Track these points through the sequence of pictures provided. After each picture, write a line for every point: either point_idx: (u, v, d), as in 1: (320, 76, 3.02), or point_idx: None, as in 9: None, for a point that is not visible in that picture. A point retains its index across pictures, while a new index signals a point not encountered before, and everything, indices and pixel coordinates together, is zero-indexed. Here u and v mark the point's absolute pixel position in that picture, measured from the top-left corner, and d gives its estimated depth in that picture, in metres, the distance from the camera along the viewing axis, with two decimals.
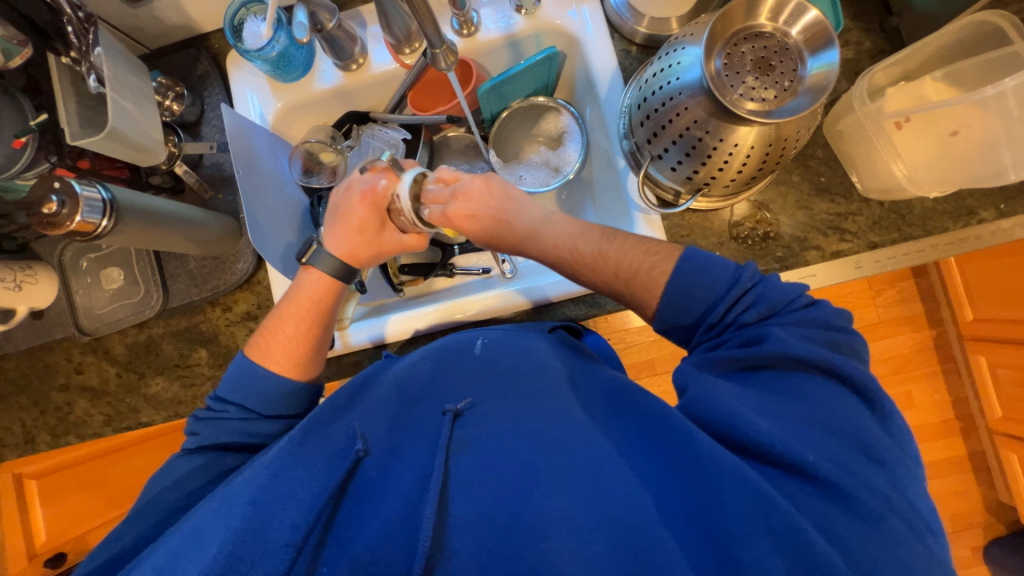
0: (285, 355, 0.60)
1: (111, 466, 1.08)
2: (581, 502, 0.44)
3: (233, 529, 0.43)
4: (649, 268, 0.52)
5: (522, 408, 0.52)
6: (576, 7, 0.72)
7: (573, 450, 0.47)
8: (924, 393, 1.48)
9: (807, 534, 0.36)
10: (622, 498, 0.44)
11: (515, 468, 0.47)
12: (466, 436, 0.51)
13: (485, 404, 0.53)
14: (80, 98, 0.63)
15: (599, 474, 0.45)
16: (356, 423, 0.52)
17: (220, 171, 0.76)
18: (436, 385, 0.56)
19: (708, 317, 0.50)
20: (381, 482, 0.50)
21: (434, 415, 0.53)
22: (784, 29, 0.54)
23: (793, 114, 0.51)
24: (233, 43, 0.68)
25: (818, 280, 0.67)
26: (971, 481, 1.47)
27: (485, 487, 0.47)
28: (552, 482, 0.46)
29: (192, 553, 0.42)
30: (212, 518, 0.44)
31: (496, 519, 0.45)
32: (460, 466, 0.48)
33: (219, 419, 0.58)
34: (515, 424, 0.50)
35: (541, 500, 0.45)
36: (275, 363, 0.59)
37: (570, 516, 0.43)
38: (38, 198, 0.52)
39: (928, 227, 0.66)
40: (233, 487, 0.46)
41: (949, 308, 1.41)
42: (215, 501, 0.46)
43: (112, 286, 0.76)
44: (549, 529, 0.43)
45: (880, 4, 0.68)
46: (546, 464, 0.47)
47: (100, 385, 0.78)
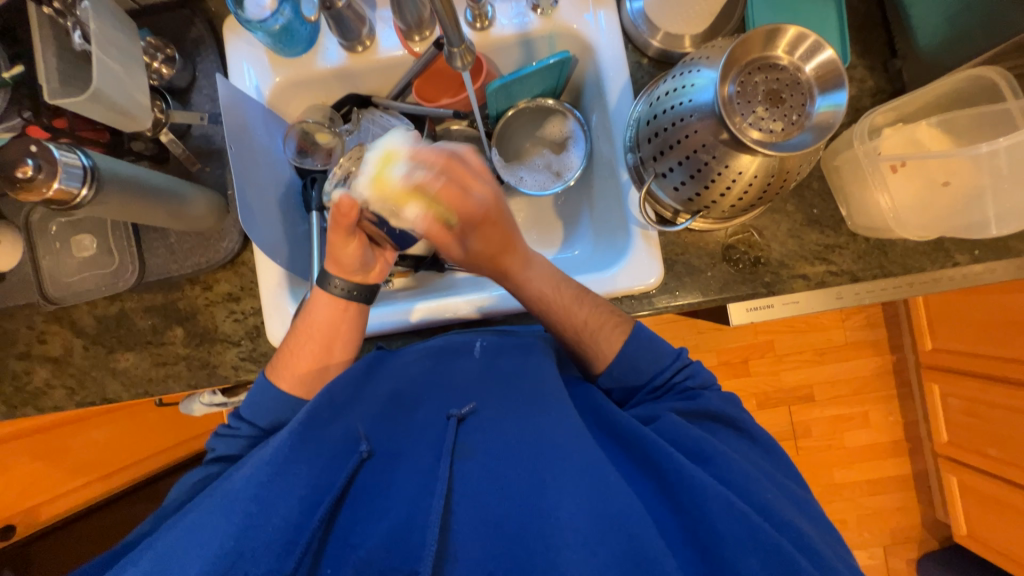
0: (296, 374, 0.60)
1: (71, 437, 1.04)
2: (588, 512, 0.44)
3: (236, 526, 0.43)
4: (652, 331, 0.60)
5: (525, 414, 0.52)
6: (592, 11, 0.71)
7: (576, 461, 0.48)
8: (880, 415, 1.56)
9: (786, 552, 0.42)
10: (627, 510, 0.44)
11: (520, 475, 0.48)
12: (472, 442, 0.51)
13: (488, 410, 0.54)
14: (61, 52, 0.58)
15: (603, 485, 0.46)
16: (358, 424, 0.52)
17: (209, 143, 0.72)
18: (437, 390, 0.56)
19: (654, 381, 0.60)
20: (383, 484, 0.49)
21: (438, 420, 0.53)
22: (798, 64, 0.55)
23: (797, 148, 0.52)
24: (234, 10, 0.65)
25: (800, 306, 0.70)
26: (913, 498, 1.57)
27: (492, 494, 0.47)
28: (561, 492, 0.46)
29: (189, 549, 0.42)
30: (210, 517, 0.44)
31: (504, 524, 0.45)
32: (465, 472, 0.49)
33: (232, 435, 0.60)
34: (520, 431, 0.51)
35: (549, 509, 0.45)
36: (284, 382, 0.59)
37: (580, 528, 0.43)
38: (11, 160, 0.47)
39: (907, 266, 0.69)
40: (232, 485, 0.46)
41: (911, 335, 1.49)
42: (213, 501, 0.45)
43: (83, 254, 0.71)
44: (559, 540, 0.43)
45: (885, 45, 0.70)
46: (552, 473, 0.47)
47: (63, 356, 0.74)
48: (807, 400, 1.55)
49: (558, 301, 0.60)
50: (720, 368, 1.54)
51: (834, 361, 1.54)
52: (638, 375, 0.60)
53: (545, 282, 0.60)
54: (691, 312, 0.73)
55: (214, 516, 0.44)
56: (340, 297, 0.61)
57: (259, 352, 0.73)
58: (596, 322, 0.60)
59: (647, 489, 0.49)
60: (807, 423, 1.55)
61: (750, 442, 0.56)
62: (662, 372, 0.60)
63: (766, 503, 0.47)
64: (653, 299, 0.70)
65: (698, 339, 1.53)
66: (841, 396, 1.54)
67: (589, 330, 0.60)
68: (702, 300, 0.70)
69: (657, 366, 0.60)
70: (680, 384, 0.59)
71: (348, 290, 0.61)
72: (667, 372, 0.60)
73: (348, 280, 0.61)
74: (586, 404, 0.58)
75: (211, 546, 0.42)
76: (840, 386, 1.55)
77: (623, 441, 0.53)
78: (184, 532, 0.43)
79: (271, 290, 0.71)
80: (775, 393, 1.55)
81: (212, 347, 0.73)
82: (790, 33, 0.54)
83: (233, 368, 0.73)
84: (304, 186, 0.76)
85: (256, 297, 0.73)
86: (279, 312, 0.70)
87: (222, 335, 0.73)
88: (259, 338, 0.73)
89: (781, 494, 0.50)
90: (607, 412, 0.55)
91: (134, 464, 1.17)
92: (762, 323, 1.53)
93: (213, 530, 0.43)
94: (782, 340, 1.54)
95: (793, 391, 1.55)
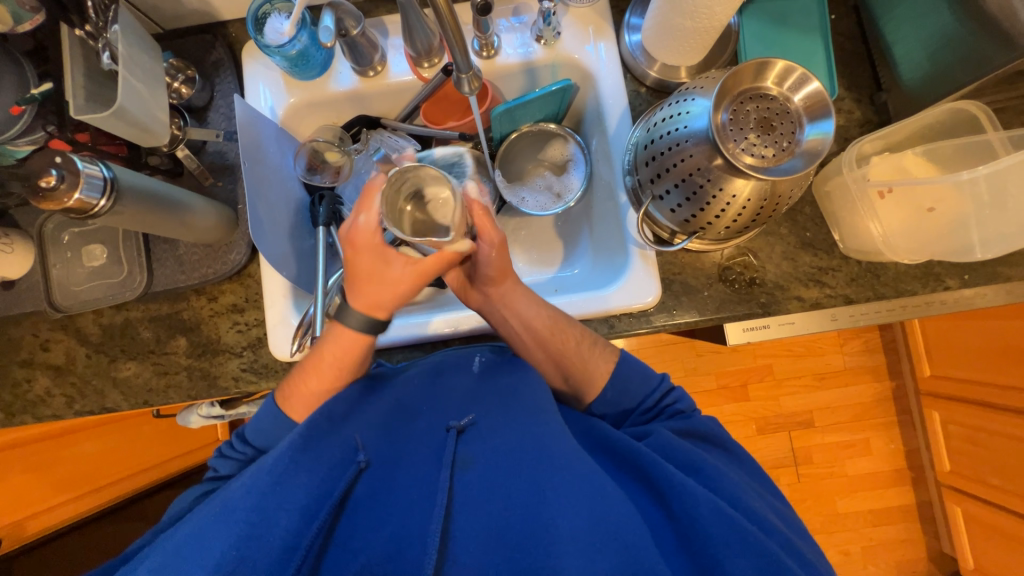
0: (304, 403, 0.57)
1: (63, 449, 1.02)
2: (587, 520, 0.44)
3: (236, 535, 0.43)
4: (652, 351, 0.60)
5: (522, 423, 0.53)
6: (593, 43, 0.75)
7: (574, 471, 0.48)
8: (881, 442, 1.54)
9: (780, 558, 0.42)
10: (625, 521, 0.44)
11: (518, 485, 0.48)
12: (471, 452, 0.52)
13: (486, 420, 0.54)
14: (89, 71, 0.61)
15: (602, 494, 0.46)
16: (357, 434, 0.52)
17: (222, 159, 0.75)
18: (435, 402, 0.57)
19: (645, 403, 0.61)
20: (383, 492, 0.50)
21: (437, 432, 0.54)
22: (787, 94, 0.58)
23: (788, 172, 0.54)
24: (254, 36, 0.68)
25: (795, 327, 0.72)
26: (917, 529, 1.54)
27: (492, 504, 0.47)
28: (560, 499, 0.46)
29: (190, 557, 0.42)
30: (211, 525, 0.44)
31: (505, 533, 0.45)
32: (465, 483, 0.49)
33: (233, 457, 0.59)
34: (519, 440, 0.51)
35: (549, 519, 0.45)
36: (292, 413, 0.57)
37: (580, 535, 0.43)
38: (37, 170, 0.50)
39: (899, 289, 0.70)
40: (233, 494, 0.46)
41: (909, 361, 1.49)
42: (214, 506, 0.46)
43: (92, 263, 0.72)
44: (559, 548, 0.42)
45: (871, 79, 0.74)
46: (551, 482, 0.47)
47: (65, 364, 0.75)
48: (808, 426, 1.54)
49: (543, 324, 0.62)
50: (720, 392, 1.54)
51: (833, 386, 1.54)
52: (630, 397, 0.61)
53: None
54: (688, 331, 0.74)
55: (213, 525, 0.44)
56: (359, 331, 0.55)
57: (260, 364, 0.73)
58: (583, 345, 0.61)
59: (645, 500, 0.49)
60: (807, 449, 1.54)
61: (746, 461, 0.57)
62: (651, 395, 0.61)
63: (764, 520, 0.47)
64: (651, 317, 0.71)
65: (697, 361, 1.54)
66: (841, 422, 1.53)
67: (586, 365, 0.61)
68: (698, 319, 0.72)
69: (646, 387, 0.61)
70: (670, 407, 0.60)
71: (370, 323, 0.55)
72: (657, 394, 0.61)
73: (367, 311, 0.55)
74: (580, 422, 0.59)
75: (213, 554, 0.42)
76: (840, 412, 1.54)
77: (618, 455, 0.53)
78: (186, 539, 0.43)
79: (278, 301, 0.72)
80: (774, 418, 1.54)
81: (214, 358, 0.74)
82: (780, 66, 0.57)
83: (234, 380, 0.74)
84: (312, 203, 0.78)
85: (260, 309, 0.75)
86: (283, 323, 0.72)
87: (224, 346, 0.74)
88: (262, 349, 0.74)
89: (777, 512, 0.50)
90: (599, 429, 0.56)
91: (125, 479, 1.16)
92: (761, 346, 1.54)
93: (215, 536, 0.43)
94: (781, 363, 1.54)
95: (793, 416, 1.54)
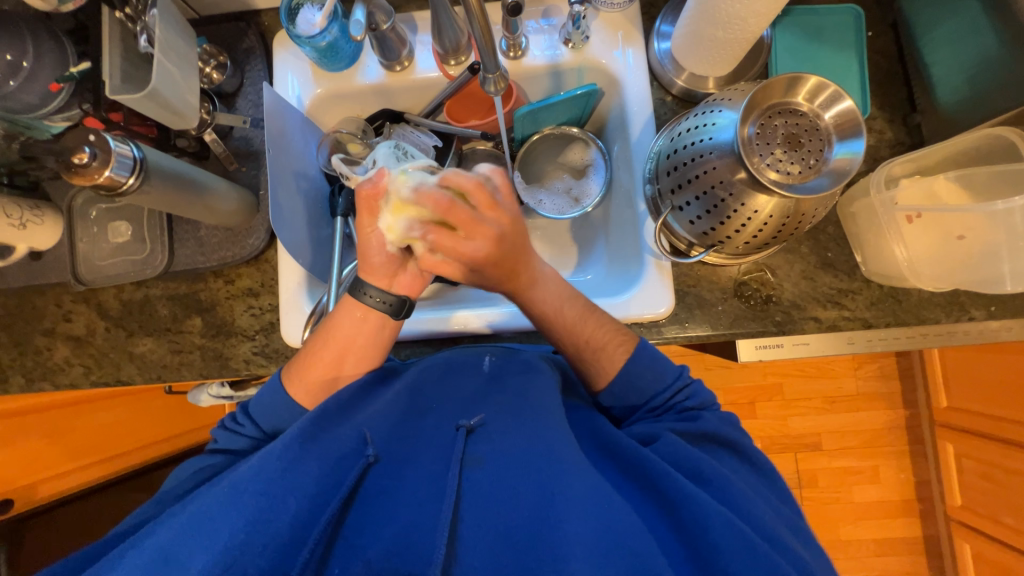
0: (310, 385, 0.59)
1: (76, 419, 1.04)
2: (595, 527, 0.44)
3: (244, 519, 0.44)
4: (654, 357, 0.60)
5: (530, 427, 0.52)
6: (622, 48, 0.75)
7: (580, 477, 0.47)
8: (890, 471, 1.51)
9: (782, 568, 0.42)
10: (631, 528, 0.44)
11: (528, 489, 0.48)
12: (480, 452, 0.51)
13: (496, 421, 0.54)
14: (126, 54, 0.63)
15: (610, 505, 0.45)
16: (365, 428, 0.52)
17: (247, 145, 0.76)
18: (447, 399, 0.57)
19: (654, 400, 0.59)
20: (392, 487, 0.50)
21: (447, 429, 0.54)
22: (817, 111, 0.57)
23: (814, 191, 0.53)
24: (286, 25, 0.69)
25: (811, 349, 0.70)
26: (921, 563, 1.50)
27: (500, 506, 0.47)
28: (568, 505, 0.45)
29: (199, 538, 0.43)
30: (223, 506, 0.44)
31: (511, 537, 0.45)
32: (473, 481, 0.49)
33: (235, 432, 0.60)
34: (530, 444, 0.51)
35: (556, 522, 0.44)
36: (299, 390, 0.59)
37: (586, 541, 0.43)
38: (71, 147, 0.52)
39: (920, 316, 0.69)
40: (242, 474, 0.47)
41: (925, 392, 1.45)
42: (223, 488, 0.46)
43: (117, 240, 0.74)
44: (567, 552, 0.42)
45: (906, 100, 0.72)
46: (558, 487, 0.47)
47: (85, 335, 0.77)
48: (814, 448, 1.51)
49: (562, 325, 0.61)
50: (726, 408, 1.51)
51: (845, 410, 1.50)
52: (640, 394, 0.59)
53: (561, 295, 0.62)
54: (699, 344, 0.73)
55: (224, 508, 0.44)
56: (375, 308, 0.59)
57: (271, 349, 0.74)
58: (601, 340, 0.60)
59: (649, 510, 0.48)
60: (812, 472, 1.51)
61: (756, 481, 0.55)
62: (662, 393, 0.59)
63: (774, 538, 0.46)
64: (662, 329, 0.71)
65: (705, 375, 1.52)
66: (850, 447, 1.50)
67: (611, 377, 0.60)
68: (710, 334, 0.71)
69: (658, 383, 0.59)
70: (680, 405, 0.59)
71: (384, 304, 0.60)
72: (668, 392, 0.59)
73: (384, 290, 0.60)
74: (587, 427, 0.58)
75: (220, 538, 0.43)
76: (850, 437, 1.50)
77: (626, 465, 0.52)
78: (196, 517, 0.44)
79: (292, 288, 0.73)
80: (781, 439, 1.51)
81: (227, 339, 0.75)
82: (811, 82, 0.56)
83: (245, 362, 0.75)
84: (332, 192, 0.79)
85: (275, 294, 0.76)
86: (295, 310, 0.73)
87: (238, 329, 0.75)
88: (274, 334, 0.75)
89: (779, 520, 0.49)
90: (607, 433, 0.55)
91: (132, 451, 1.18)
92: (772, 364, 1.51)
93: (223, 519, 0.44)
94: (791, 383, 1.51)
95: (800, 437, 1.51)
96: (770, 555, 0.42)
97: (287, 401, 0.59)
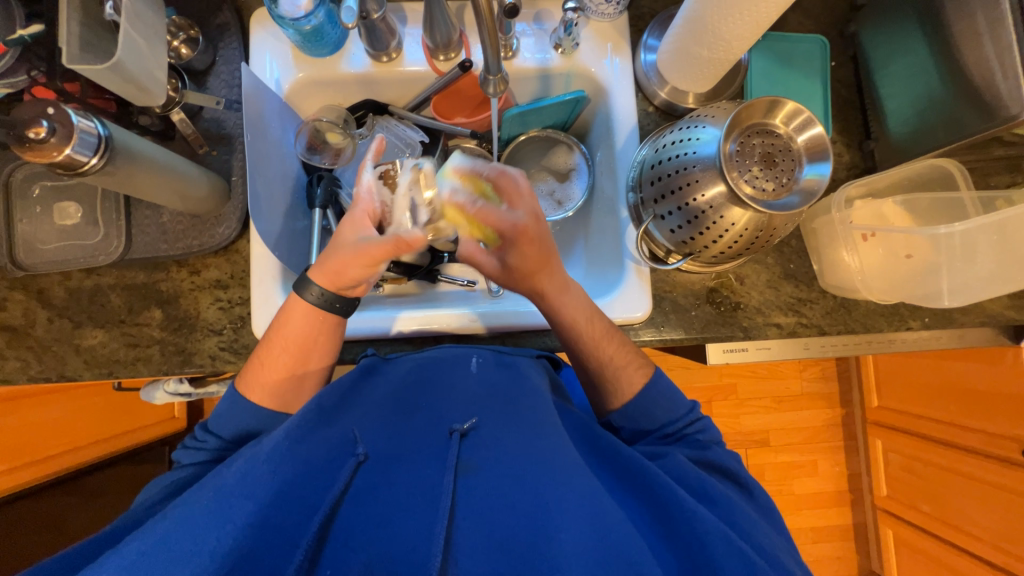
0: (271, 388, 0.59)
1: (5, 417, 0.94)
2: (590, 536, 0.45)
3: (235, 524, 0.43)
4: (633, 369, 0.63)
5: (526, 434, 0.53)
6: (610, 57, 0.77)
7: (575, 484, 0.49)
8: (828, 465, 1.64)
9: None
10: (625, 537, 0.45)
11: (524, 497, 0.48)
12: (475, 457, 0.51)
13: (489, 426, 0.54)
14: (85, 19, 0.57)
15: (602, 510, 0.47)
16: (354, 429, 0.52)
17: (219, 128, 0.72)
18: (440, 403, 0.57)
19: (665, 429, 0.62)
20: (381, 488, 0.49)
21: (440, 434, 0.53)
22: (791, 134, 0.61)
23: (785, 208, 0.58)
24: (268, 4, 0.66)
25: (771, 353, 0.76)
26: (851, 548, 1.65)
27: (497, 512, 0.47)
28: (564, 514, 0.46)
29: (185, 544, 0.41)
30: (208, 508, 0.43)
31: (508, 545, 0.45)
32: (469, 486, 0.49)
33: (197, 448, 0.58)
34: (523, 451, 0.52)
35: (552, 530, 0.45)
36: (255, 393, 0.59)
37: (582, 548, 0.44)
38: (24, 120, 0.47)
39: (867, 325, 0.75)
40: (229, 479, 0.46)
41: (859, 392, 1.59)
42: (208, 490, 0.45)
43: (64, 222, 0.68)
44: (563, 561, 0.42)
45: (862, 127, 0.79)
46: (554, 495, 0.48)
47: (23, 326, 0.70)
48: (763, 445, 1.61)
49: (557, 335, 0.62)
50: None
51: (789, 409, 1.62)
52: (651, 420, 0.62)
53: (554, 312, 0.62)
54: (672, 347, 0.76)
55: (210, 513, 0.43)
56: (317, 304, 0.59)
57: (241, 344, 0.71)
58: (622, 360, 0.63)
59: (642, 517, 0.51)
60: (761, 467, 1.61)
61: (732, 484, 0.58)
62: (674, 422, 0.62)
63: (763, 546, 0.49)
64: (639, 332, 0.73)
65: (667, 375, 1.58)
66: (792, 444, 1.62)
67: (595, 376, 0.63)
68: (684, 337, 0.74)
69: (671, 413, 0.62)
70: (691, 436, 0.61)
71: (327, 299, 0.60)
72: (680, 423, 0.62)
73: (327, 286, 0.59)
74: (584, 431, 0.59)
75: (208, 541, 0.41)
76: (793, 434, 1.62)
77: (620, 470, 0.55)
78: (178, 524, 0.42)
79: (265, 281, 0.70)
80: (733, 435, 1.61)
81: (191, 334, 0.71)
82: (789, 107, 0.60)
83: (210, 358, 0.71)
84: (310, 182, 0.77)
85: (245, 287, 0.72)
86: (269, 305, 0.69)
87: (203, 322, 0.71)
88: (244, 329, 0.71)
89: (785, 544, 0.54)
90: (606, 441, 0.56)
91: (67, 452, 1.08)
92: (727, 366, 1.60)
93: (210, 526, 0.42)
94: (744, 384, 1.61)
95: (750, 434, 1.61)
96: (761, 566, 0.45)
97: (251, 407, 0.58)
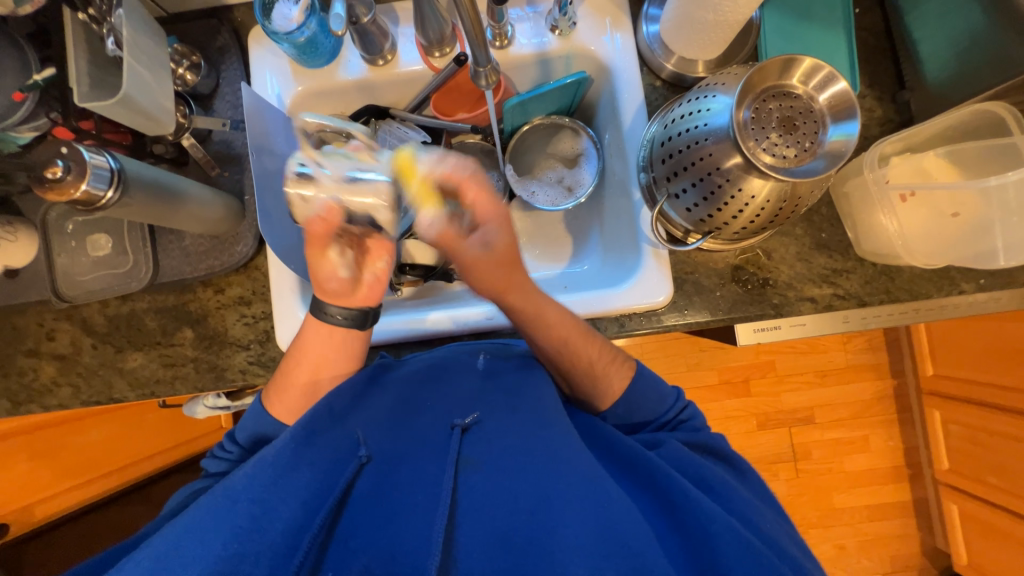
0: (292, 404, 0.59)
1: (73, 436, 1.03)
2: (591, 526, 0.44)
3: (236, 528, 0.43)
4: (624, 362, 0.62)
5: (527, 426, 0.53)
6: (610, 33, 0.73)
7: (579, 475, 0.47)
8: (882, 439, 1.55)
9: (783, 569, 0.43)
10: (629, 526, 0.44)
11: (527, 493, 0.47)
12: (476, 453, 0.51)
13: (491, 421, 0.54)
14: (92, 58, 0.60)
15: (606, 501, 0.45)
16: (358, 430, 0.54)
17: (229, 149, 0.73)
18: (444, 401, 0.57)
19: (661, 418, 0.60)
20: (386, 487, 0.50)
21: (442, 430, 0.54)
22: (812, 93, 0.57)
23: (808, 175, 0.54)
24: (261, 21, 0.66)
25: (807, 329, 0.71)
26: (912, 525, 1.57)
27: (499, 509, 0.47)
28: (565, 506, 0.46)
29: (194, 547, 0.42)
30: (212, 515, 0.44)
31: (510, 541, 0.45)
32: (470, 485, 0.49)
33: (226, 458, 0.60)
34: (524, 443, 0.51)
35: (553, 525, 0.45)
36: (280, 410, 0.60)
37: (584, 541, 0.43)
38: (43, 162, 0.49)
39: (913, 291, 0.70)
40: (235, 482, 0.47)
41: (911, 361, 1.49)
42: (214, 495, 0.46)
43: (97, 253, 0.71)
44: (563, 556, 0.42)
45: (894, 77, 0.72)
46: (556, 490, 0.47)
47: (71, 354, 0.74)
48: (808, 422, 1.54)
49: (573, 333, 0.59)
50: (722, 386, 1.54)
51: (835, 383, 1.54)
52: (645, 412, 0.60)
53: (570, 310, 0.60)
54: (698, 331, 0.73)
55: (216, 516, 0.44)
56: (341, 325, 0.59)
57: (268, 357, 0.73)
58: (607, 360, 0.60)
59: (649, 506, 0.49)
60: (807, 445, 1.55)
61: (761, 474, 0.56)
62: (665, 414, 0.60)
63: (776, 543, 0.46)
64: (661, 317, 0.71)
65: (700, 356, 1.53)
66: (841, 419, 1.54)
67: (600, 364, 0.60)
68: (710, 320, 0.71)
69: (661, 406, 0.61)
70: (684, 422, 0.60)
71: (348, 320, 0.59)
72: (671, 412, 0.61)
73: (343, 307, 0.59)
74: (586, 425, 0.59)
75: (213, 550, 0.42)
76: (841, 409, 1.54)
77: (626, 461, 0.53)
78: (187, 529, 0.43)
79: (285, 294, 0.71)
80: (775, 415, 1.54)
81: (222, 350, 0.73)
82: (807, 64, 0.55)
83: (241, 372, 0.73)
84: None
85: (267, 301, 0.74)
86: (290, 317, 0.71)
87: (232, 338, 0.74)
88: (270, 342, 0.73)
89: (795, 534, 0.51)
90: (605, 433, 0.57)
91: (127, 467, 1.16)
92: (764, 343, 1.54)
93: (217, 530, 0.43)
94: (784, 360, 1.54)
95: (794, 412, 1.54)
96: (772, 558, 0.43)
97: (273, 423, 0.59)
